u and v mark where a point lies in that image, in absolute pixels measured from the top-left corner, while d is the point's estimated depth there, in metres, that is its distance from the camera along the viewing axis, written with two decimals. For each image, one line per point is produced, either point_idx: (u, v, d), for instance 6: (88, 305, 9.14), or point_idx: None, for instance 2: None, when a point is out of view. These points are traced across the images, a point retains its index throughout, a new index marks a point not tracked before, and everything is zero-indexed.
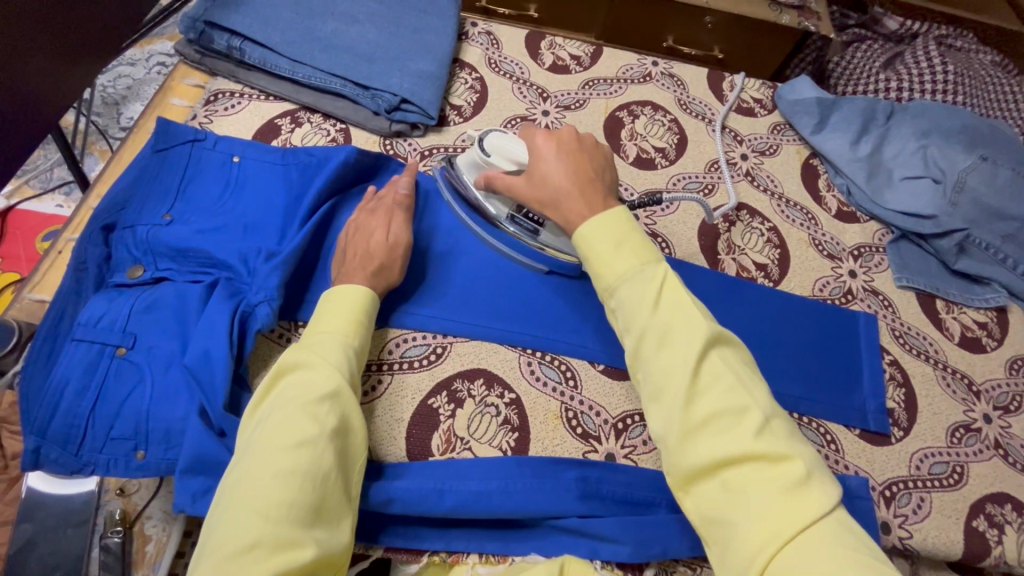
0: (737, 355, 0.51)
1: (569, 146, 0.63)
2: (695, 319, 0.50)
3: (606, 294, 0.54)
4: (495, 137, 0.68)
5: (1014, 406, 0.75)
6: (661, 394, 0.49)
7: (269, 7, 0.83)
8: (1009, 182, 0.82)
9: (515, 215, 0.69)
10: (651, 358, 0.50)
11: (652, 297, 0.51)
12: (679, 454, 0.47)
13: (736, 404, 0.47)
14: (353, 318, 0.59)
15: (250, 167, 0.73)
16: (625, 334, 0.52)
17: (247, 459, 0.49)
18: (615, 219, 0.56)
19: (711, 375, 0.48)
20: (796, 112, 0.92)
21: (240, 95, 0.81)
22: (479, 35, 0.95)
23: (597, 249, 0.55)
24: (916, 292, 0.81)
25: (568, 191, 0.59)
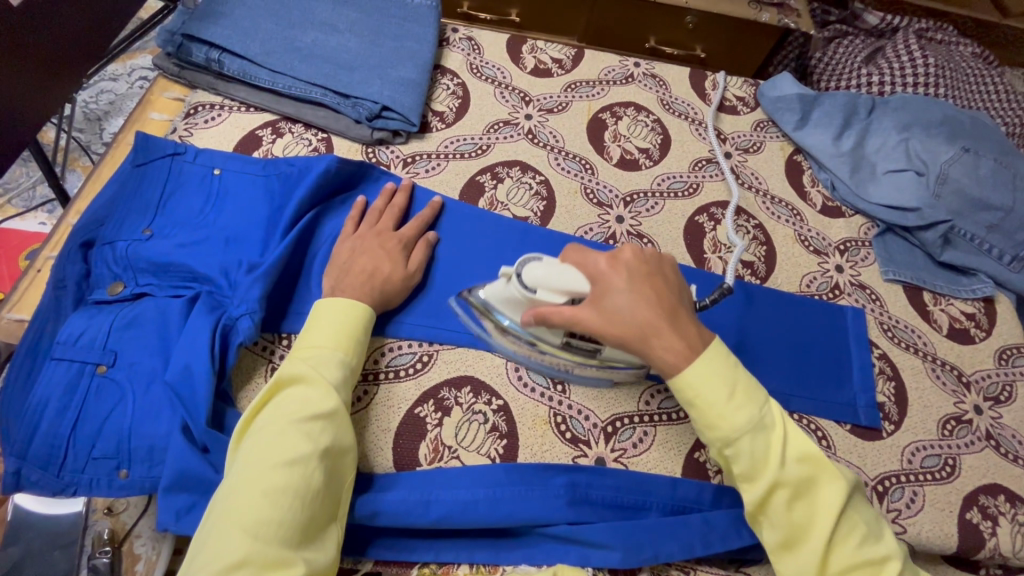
0: (859, 493, 0.55)
1: (637, 270, 0.57)
2: (823, 470, 0.52)
3: (720, 445, 0.53)
4: (532, 269, 0.57)
5: (1005, 396, 0.75)
6: (795, 543, 0.51)
7: (248, 17, 0.83)
8: (991, 173, 0.82)
9: (568, 344, 0.61)
10: (783, 510, 0.51)
11: (776, 455, 0.51)
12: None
13: (873, 556, 0.50)
14: (349, 333, 0.58)
15: (231, 180, 0.72)
16: (748, 485, 0.52)
17: (240, 473, 0.48)
18: (719, 361, 0.54)
19: (847, 525, 0.51)
20: (779, 109, 0.92)
21: (220, 107, 0.81)
22: (460, 41, 0.95)
23: (710, 399, 0.53)
24: (903, 284, 0.81)
25: (656, 326, 0.54)
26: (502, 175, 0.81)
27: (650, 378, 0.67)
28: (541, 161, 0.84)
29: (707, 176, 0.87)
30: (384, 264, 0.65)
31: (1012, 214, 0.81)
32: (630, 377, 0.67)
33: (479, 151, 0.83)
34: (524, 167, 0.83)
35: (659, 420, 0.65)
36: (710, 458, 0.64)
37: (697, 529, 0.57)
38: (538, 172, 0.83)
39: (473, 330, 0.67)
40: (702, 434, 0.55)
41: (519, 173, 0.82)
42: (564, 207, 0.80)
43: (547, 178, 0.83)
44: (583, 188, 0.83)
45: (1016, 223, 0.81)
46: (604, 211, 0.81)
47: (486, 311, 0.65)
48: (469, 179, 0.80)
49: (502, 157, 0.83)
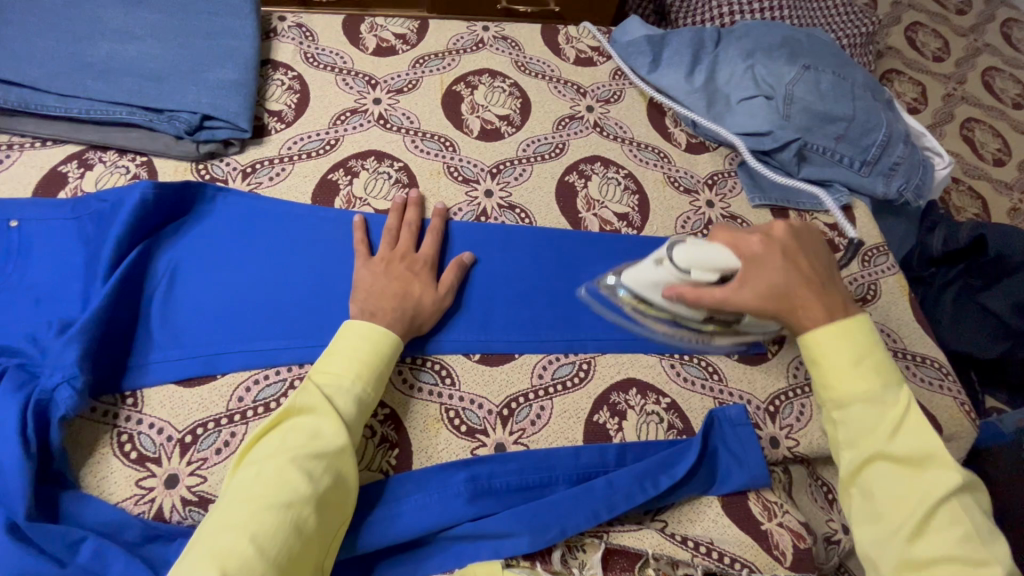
0: (978, 498, 0.50)
1: (786, 248, 0.61)
2: (941, 456, 0.49)
3: (832, 406, 0.55)
4: (688, 249, 0.59)
5: (871, 294, 0.79)
6: (883, 517, 0.49)
7: (18, 36, 0.71)
8: (831, 87, 0.85)
9: (711, 314, 0.65)
10: (879, 482, 0.50)
11: (891, 426, 0.51)
12: (888, 568, 0.48)
13: (975, 556, 0.46)
14: (370, 362, 0.56)
15: (33, 230, 0.62)
16: (848, 449, 0.53)
17: (235, 506, 0.46)
18: (857, 330, 0.55)
19: (945, 517, 0.47)
20: (631, 54, 0.91)
21: (7, 147, 0.70)
22: (289, 30, 0.87)
23: (833, 364, 0.55)
24: (770, 207, 0.84)
25: (807, 299, 0.58)
26: (357, 169, 0.76)
27: (541, 350, 0.66)
28: (397, 146, 0.79)
29: (571, 134, 0.85)
30: (413, 285, 0.63)
31: (854, 122, 0.84)
32: (519, 355, 0.66)
33: (327, 147, 0.77)
34: (380, 156, 0.78)
35: (555, 392, 0.64)
36: (609, 418, 0.64)
37: (602, 493, 0.57)
38: (396, 159, 0.78)
39: (587, 293, 0.71)
40: (817, 394, 0.57)
41: (375, 163, 0.77)
42: (428, 191, 0.76)
43: (406, 163, 0.78)
44: (446, 168, 0.78)
45: (859, 131, 0.84)
46: (471, 188, 0.77)
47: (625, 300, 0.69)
48: (320, 179, 0.74)
49: (354, 149, 0.77)
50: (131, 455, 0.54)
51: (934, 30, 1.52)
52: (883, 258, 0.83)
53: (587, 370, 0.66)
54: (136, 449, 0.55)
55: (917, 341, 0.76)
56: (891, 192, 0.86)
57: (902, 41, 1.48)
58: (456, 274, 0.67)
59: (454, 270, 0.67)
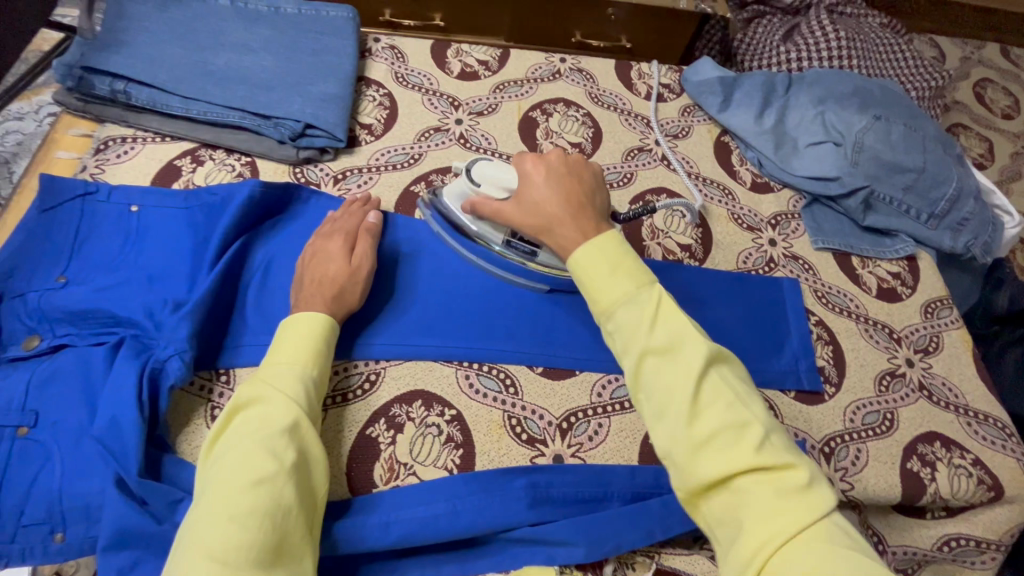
0: (731, 366, 0.52)
1: (557, 169, 0.63)
2: (692, 338, 0.50)
3: (603, 318, 0.54)
4: (482, 166, 0.67)
5: (932, 346, 0.79)
6: (666, 411, 0.48)
7: (153, 43, 0.79)
8: (901, 138, 0.86)
9: (511, 240, 0.68)
10: (653, 381, 0.49)
11: (649, 321, 0.51)
12: (685, 467, 0.47)
13: (742, 422, 0.47)
14: (305, 345, 0.58)
15: (150, 215, 0.69)
16: (624, 357, 0.51)
17: (204, 499, 0.48)
18: (610, 245, 0.55)
19: (710, 393, 0.48)
20: (702, 93, 0.94)
21: (132, 140, 0.77)
22: (382, 50, 0.94)
23: (595, 276, 0.54)
24: (833, 251, 0.85)
25: (562, 216, 0.59)
26: (437, 183, 0.81)
27: (602, 370, 0.68)
28: None
29: (639, 165, 0.88)
30: (331, 263, 0.65)
31: (923, 174, 0.85)
32: (581, 371, 0.68)
33: (411, 161, 0.82)
34: None
35: (612, 411, 0.66)
36: None
37: (656, 514, 0.59)
38: None
39: (448, 239, 0.73)
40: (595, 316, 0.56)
41: (454, 179, 0.82)
42: None
43: None
44: None
45: (927, 183, 0.85)
46: None
47: (461, 229, 0.71)
48: (403, 190, 0.79)
49: (436, 164, 0.83)
50: None
51: (1004, 87, 1.51)
52: (947, 310, 0.82)
53: None
54: None
55: (979, 399, 0.75)
56: (957, 247, 0.86)
57: (970, 96, 1.47)
58: (370, 245, 0.69)
59: (367, 243, 0.68)
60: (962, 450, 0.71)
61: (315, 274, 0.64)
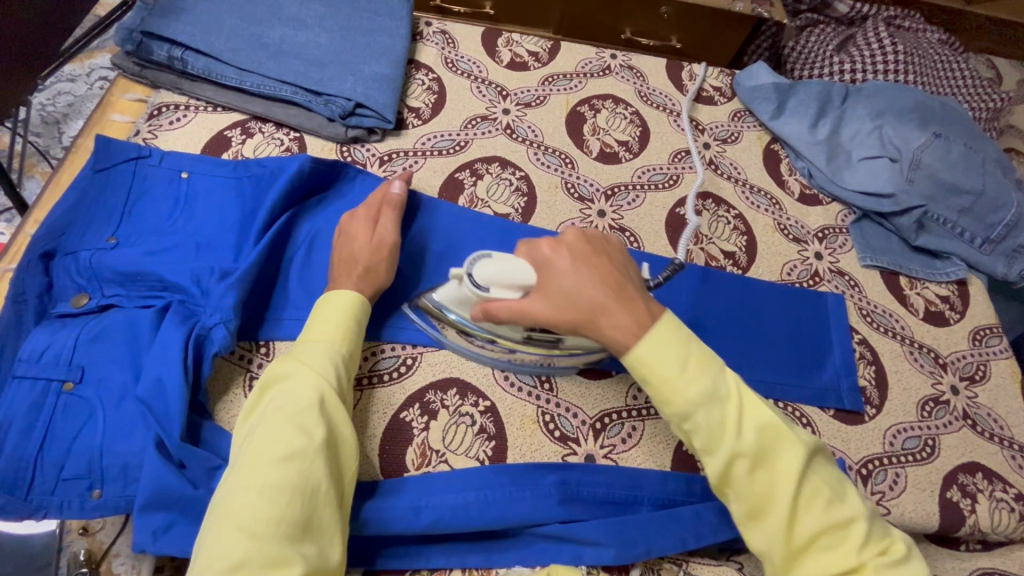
0: (821, 455, 0.53)
1: (581, 252, 0.57)
2: (784, 437, 0.50)
3: (679, 419, 0.51)
4: (482, 267, 0.56)
5: (980, 375, 0.76)
6: (759, 515, 0.50)
7: (211, 13, 0.79)
8: (961, 157, 0.83)
9: (531, 335, 0.62)
10: (744, 483, 0.49)
11: (737, 423, 0.49)
12: (788, 570, 0.49)
13: (841, 519, 0.49)
14: (337, 326, 0.57)
15: (201, 182, 0.69)
16: (708, 456, 0.50)
17: (235, 472, 0.48)
18: (668, 333, 0.52)
19: (810, 491, 0.49)
20: (754, 99, 0.92)
21: (185, 107, 0.78)
22: (434, 35, 0.93)
23: (661, 373, 0.51)
24: (880, 269, 0.82)
25: (605, 305, 0.54)
26: (482, 172, 0.80)
27: None
28: (521, 156, 0.83)
29: (686, 168, 0.86)
30: (354, 244, 0.64)
31: (982, 197, 0.82)
32: (617, 372, 0.67)
33: (457, 147, 0.82)
34: (504, 162, 0.82)
35: (647, 415, 0.65)
36: None
37: (688, 522, 0.58)
38: (518, 167, 0.82)
39: (433, 337, 0.65)
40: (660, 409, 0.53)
41: (499, 169, 0.81)
42: (545, 204, 0.80)
43: (527, 173, 0.82)
44: (564, 183, 0.82)
45: (986, 207, 0.82)
46: (585, 206, 0.80)
47: (434, 311, 0.65)
48: (448, 176, 0.79)
49: (481, 153, 0.82)
50: None
51: None
52: (996, 339, 0.80)
53: None
54: None
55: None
56: (1011, 274, 0.84)
57: None
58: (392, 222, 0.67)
59: (391, 219, 0.67)
60: (1004, 484, 0.68)
61: (344, 253, 0.63)
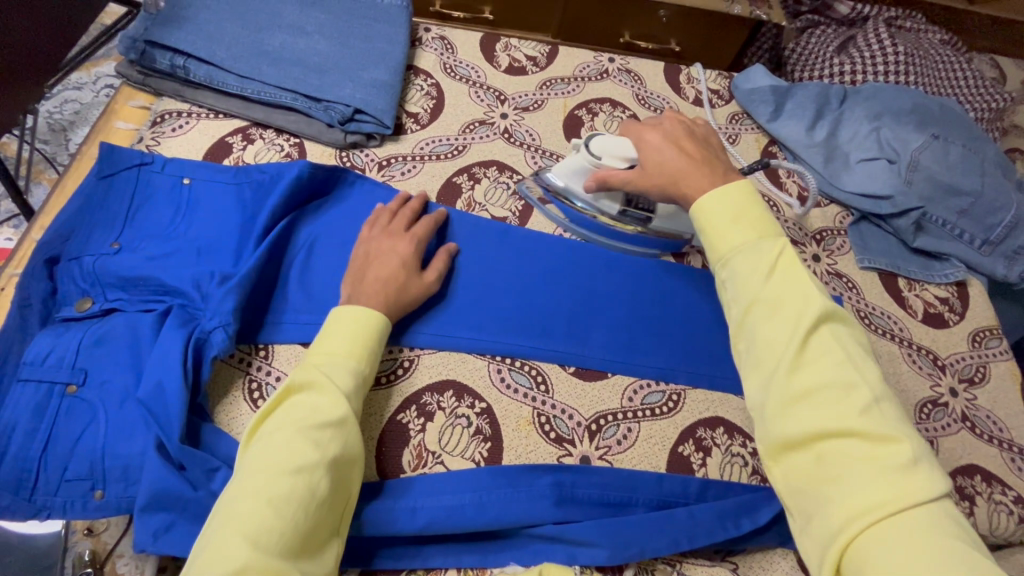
0: (850, 334, 0.50)
1: (675, 132, 0.66)
2: (811, 292, 0.49)
3: (718, 265, 0.55)
4: (600, 140, 0.72)
5: (979, 376, 0.76)
6: (763, 364, 0.48)
7: (213, 22, 0.81)
8: (960, 158, 0.83)
9: (627, 209, 0.74)
10: (758, 328, 0.49)
11: (766, 270, 0.51)
12: (774, 425, 0.46)
13: (846, 382, 0.45)
14: (361, 342, 0.58)
15: (202, 188, 0.70)
16: (733, 305, 0.52)
17: (256, 460, 0.49)
18: (738, 193, 0.56)
19: (818, 349, 0.47)
20: (752, 101, 0.93)
21: (188, 115, 0.79)
22: (433, 40, 0.94)
23: (715, 221, 0.56)
24: (878, 271, 0.82)
25: (688, 172, 0.61)
26: (479, 176, 0.81)
27: (635, 374, 0.68)
28: (518, 160, 0.83)
29: None
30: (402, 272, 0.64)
31: (981, 199, 0.82)
32: (613, 374, 0.68)
33: (455, 152, 0.82)
34: (501, 166, 0.82)
35: (642, 417, 0.65)
36: (693, 452, 0.64)
37: (682, 524, 0.58)
38: (515, 171, 0.82)
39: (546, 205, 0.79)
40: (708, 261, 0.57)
41: (496, 173, 0.82)
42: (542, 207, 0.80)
43: (525, 177, 0.82)
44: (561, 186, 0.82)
45: (985, 208, 0.82)
46: None
47: (564, 195, 0.77)
48: (446, 181, 0.80)
49: (479, 157, 0.83)
50: (259, 403, 0.61)
51: None
52: (996, 341, 0.79)
53: (677, 402, 0.67)
54: (263, 398, 0.61)
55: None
56: (1011, 276, 0.83)
57: None
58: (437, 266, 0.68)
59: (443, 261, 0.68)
60: (1003, 486, 0.68)
61: (381, 274, 0.64)
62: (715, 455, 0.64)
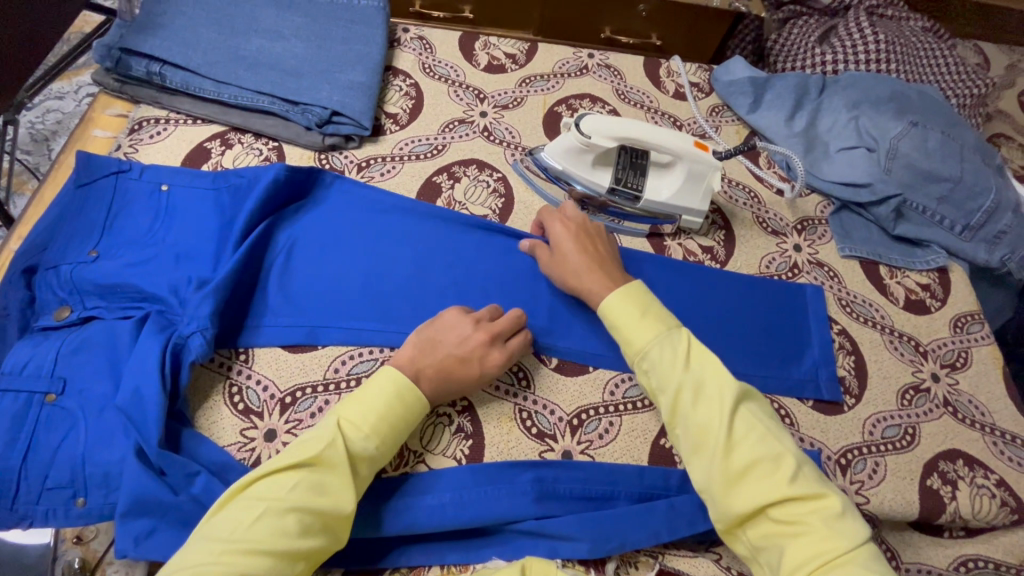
0: (762, 407, 0.56)
1: (585, 234, 0.68)
2: (724, 375, 0.55)
3: (636, 359, 0.58)
4: (593, 120, 0.73)
5: (961, 362, 0.76)
6: (703, 446, 0.52)
7: (189, 28, 0.81)
8: (939, 145, 0.83)
9: (616, 188, 0.76)
10: (689, 410, 0.54)
11: (683, 360, 0.55)
12: (723, 504, 0.51)
13: (773, 453, 0.51)
14: (384, 422, 0.54)
15: (179, 194, 0.70)
16: (660, 393, 0.56)
17: (227, 523, 0.47)
18: (637, 292, 0.61)
19: (743, 424, 0.52)
20: (731, 93, 0.93)
21: (165, 121, 0.79)
22: (411, 41, 0.94)
23: (626, 320, 0.59)
24: (860, 259, 0.83)
25: (589, 273, 0.65)
26: (459, 175, 0.81)
27: (616, 367, 0.68)
28: (498, 158, 0.84)
29: None
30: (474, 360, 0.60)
31: (960, 184, 0.82)
32: (593, 368, 0.68)
33: (434, 151, 0.82)
34: (481, 165, 0.82)
35: (624, 410, 0.66)
36: None
37: (664, 515, 0.58)
38: (495, 169, 0.82)
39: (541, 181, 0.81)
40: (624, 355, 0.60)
41: (476, 171, 0.82)
42: (522, 203, 0.80)
43: (504, 174, 0.82)
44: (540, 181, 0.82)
45: (964, 194, 0.82)
46: None
47: (559, 175, 0.78)
48: (425, 180, 0.80)
49: (458, 156, 0.83)
50: (240, 406, 0.61)
51: None
52: (978, 326, 0.79)
53: None
54: (243, 401, 0.61)
55: (1006, 418, 0.73)
56: (992, 261, 0.84)
57: (1014, 106, 1.42)
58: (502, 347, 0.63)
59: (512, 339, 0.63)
60: (986, 471, 0.68)
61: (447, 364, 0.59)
62: None
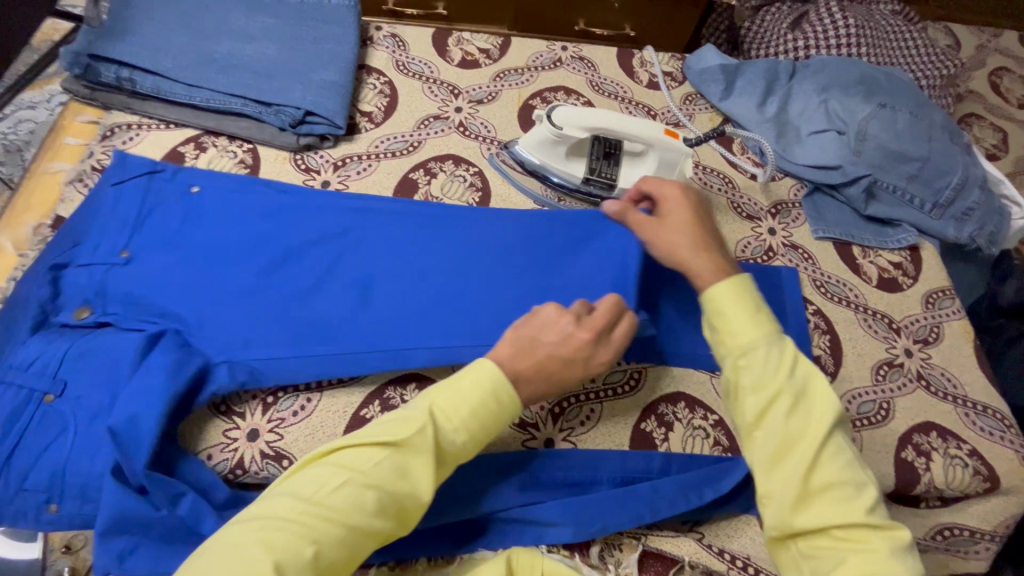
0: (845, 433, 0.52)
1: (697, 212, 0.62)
2: (828, 393, 0.50)
3: (734, 354, 0.51)
4: (563, 112, 0.74)
5: (933, 337, 0.78)
6: (785, 452, 0.49)
7: (159, 32, 0.80)
8: (906, 126, 0.85)
9: (590, 177, 0.79)
10: (779, 422, 0.49)
11: (789, 367, 0.50)
12: (789, 513, 0.47)
13: (857, 481, 0.48)
14: (483, 419, 0.50)
15: (204, 200, 0.71)
16: (751, 394, 0.50)
17: (287, 504, 0.45)
18: (745, 284, 0.54)
19: (830, 445, 0.49)
20: (704, 81, 0.94)
21: (138, 127, 0.79)
22: (384, 39, 0.94)
23: (729, 312, 0.53)
24: (833, 240, 0.84)
25: (692, 252, 0.58)
26: (435, 170, 0.81)
27: None
28: (474, 152, 0.84)
29: None
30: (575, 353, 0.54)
31: (928, 163, 0.84)
32: None
33: (410, 148, 0.83)
34: (457, 160, 0.83)
35: (605, 396, 0.66)
36: (656, 427, 0.65)
37: (645, 498, 0.59)
38: (471, 164, 0.83)
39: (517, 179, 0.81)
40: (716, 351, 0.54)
41: (452, 166, 0.82)
42: (500, 196, 0.80)
43: (481, 169, 0.83)
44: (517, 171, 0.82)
45: (932, 172, 0.84)
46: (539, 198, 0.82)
47: (536, 171, 0.80)
48: (402, 177, 0.80)
49: (434, 152, 0.83)
50: (221, 408, 0.62)
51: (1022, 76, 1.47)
52: (949, 301, 0.81)
53: (639, 379, 0.68)
54: (225, 403, 0.62)
55: (978, 390, 0.74)
56: (961, 237, 0.85)
57: (985, 86, 1.44)
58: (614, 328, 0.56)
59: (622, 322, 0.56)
60: (959, 441, 0.70)
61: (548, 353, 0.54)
62: (677, 428, 0.65)
